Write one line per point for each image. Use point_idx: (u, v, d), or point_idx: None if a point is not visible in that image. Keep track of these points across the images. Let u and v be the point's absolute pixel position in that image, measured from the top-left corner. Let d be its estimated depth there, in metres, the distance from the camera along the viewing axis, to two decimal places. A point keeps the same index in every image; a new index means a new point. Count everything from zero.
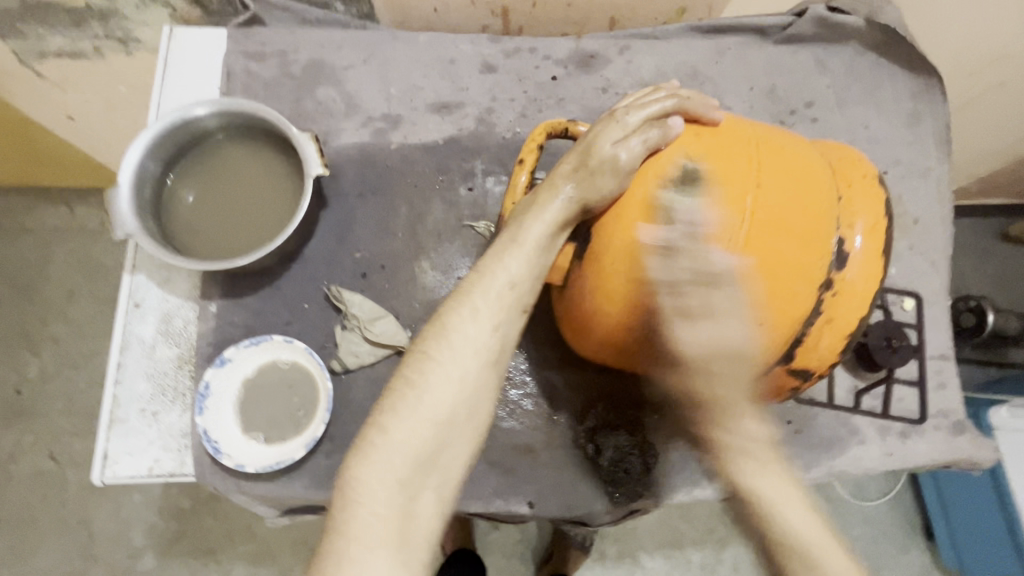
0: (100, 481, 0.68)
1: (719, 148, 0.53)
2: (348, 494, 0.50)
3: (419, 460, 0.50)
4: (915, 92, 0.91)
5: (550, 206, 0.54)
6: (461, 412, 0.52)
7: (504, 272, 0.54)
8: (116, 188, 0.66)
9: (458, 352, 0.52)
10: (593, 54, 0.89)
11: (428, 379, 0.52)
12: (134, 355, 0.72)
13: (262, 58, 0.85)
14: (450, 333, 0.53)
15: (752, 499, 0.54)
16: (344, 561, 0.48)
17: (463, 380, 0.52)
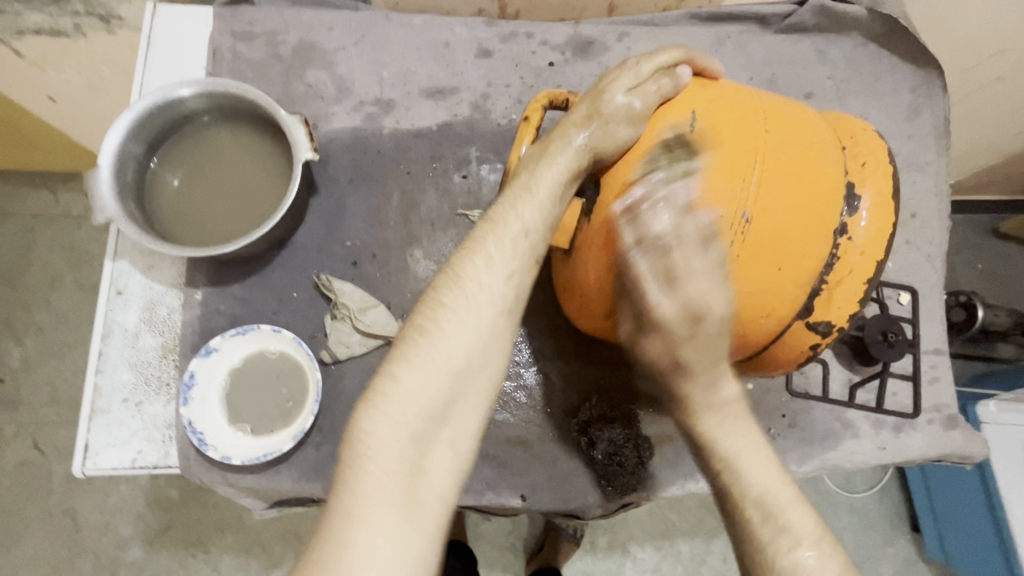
0: (82, 472, 0.66)
1: (721, 117, 0.52)
2: (358, 448, 0.45)
3: (436, 410, 0.47)
4: (916, 84, 0.90)
5: (561, 156, 0.53)
6: (476, 360, 0.49)
7: (518, 219, 0.52)
8: (96, 171, 0.64)
9: (474, 296, 0.50)
10: (591, 40, 0.87)
11: (445, 322, 0.49)
12: (117, 344, 0.70)
13: (249, 38, 0.82)
14: (466, 275, 0.50)
15: (728, 459, 0.54)
16: (348, 523, 0.43)
17: (479, 329, 0.49)
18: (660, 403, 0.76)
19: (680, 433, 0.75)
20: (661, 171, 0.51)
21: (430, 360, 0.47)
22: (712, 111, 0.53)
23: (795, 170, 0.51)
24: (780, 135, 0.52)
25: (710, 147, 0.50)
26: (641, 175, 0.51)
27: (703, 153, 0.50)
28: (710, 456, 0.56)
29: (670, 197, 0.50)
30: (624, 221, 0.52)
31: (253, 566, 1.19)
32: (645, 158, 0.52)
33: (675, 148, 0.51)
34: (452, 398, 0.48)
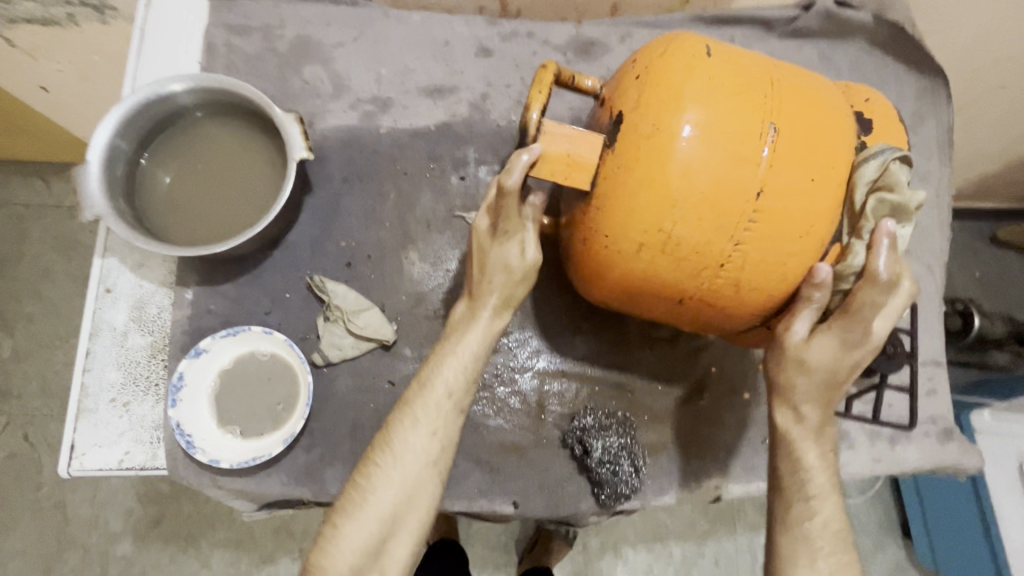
0: (67, 472, 0.65)
1: (736, 86, 0.51)
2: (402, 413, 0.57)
3: (374, 537, 0.53)
4: (920, 93, 0.89)
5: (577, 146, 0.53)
6: (427, 476, 0.55)
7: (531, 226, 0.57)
8: (85, 166, 0.62)
9: (423, 416, 0.56)
10: (593, 41, 0.85)
11: (398, 444, 0.56)
12: (105, 343, 0.69)
13: (245, 32, 0.80)
14: (414, 398, 0.57)
15: (804, 477, 0.56)
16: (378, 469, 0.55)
17: (421, 455, 0.55)
18: (654, 410, 0.76)
19: (674, 441, 0.75)
20: (676, 137, 0.49)
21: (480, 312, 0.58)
22: (726, 76, 0.52)
23: (805, 142, 0.52)
24: (791, 106, 0.52)
25: (728, 118, 0.50)
26: (654, 140, 0.50)
27: (719, 122, 0.50)
28: (788, 467, 0.57)
29: (683, 167, 0.49)
30: (633, 190, 0.51)
31: (243, 562, 1.18)
32: (661, 123, 0.50)
33: (693, 113, 0.49)
34: (397, 523, 0.54)
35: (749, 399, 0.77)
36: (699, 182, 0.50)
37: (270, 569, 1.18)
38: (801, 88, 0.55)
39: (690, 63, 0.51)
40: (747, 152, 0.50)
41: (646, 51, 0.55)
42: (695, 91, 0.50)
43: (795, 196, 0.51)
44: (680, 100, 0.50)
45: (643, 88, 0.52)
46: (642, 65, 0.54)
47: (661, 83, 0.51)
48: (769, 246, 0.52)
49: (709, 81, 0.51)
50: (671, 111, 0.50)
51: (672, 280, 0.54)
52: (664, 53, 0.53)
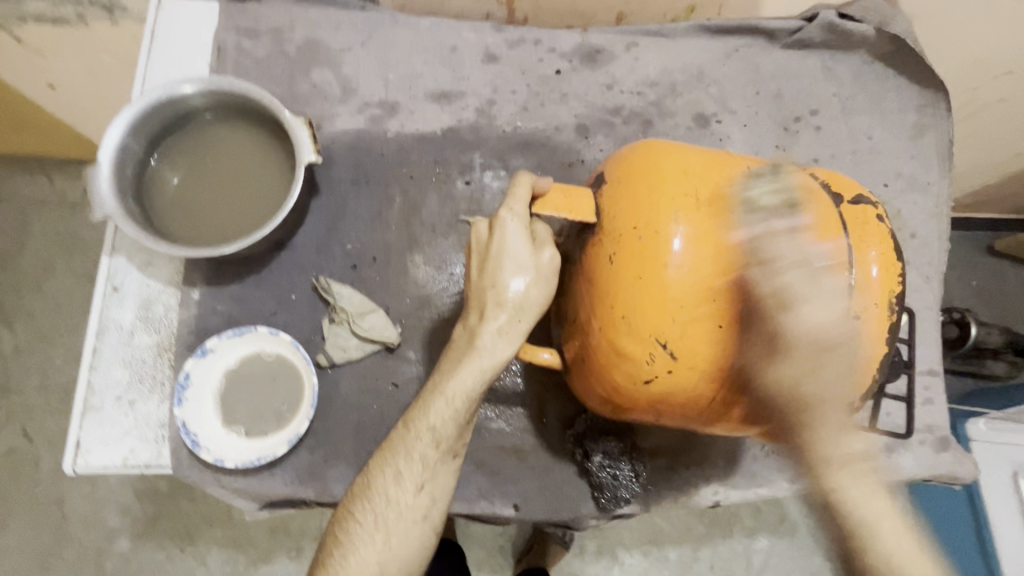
0: (72, 470, 0.66)
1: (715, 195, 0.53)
2: (389, 468, 0.58)
3: None
4: (921, 105, 0.90)
5: (512, 231, 0.55)
6: (414, 529, 0.58)
7: (510, 299, 0.55)
8: (96, 167, 0.63)
9: (406, 470, 0.57)
10: (598, 49, 0.86)
11: (379, 495, 0.58)
12: (112, 341, 0.70)
13: (256, 35, 0.81)
14: (398, 447, 0.58)
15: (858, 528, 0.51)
16: (365, 522, 0.57)
17: (405, 510, 0.57)
18: None
19: (673, 447, 0.75)
20: (665, 253, 0.51)
21: (486, 333, 0.55)
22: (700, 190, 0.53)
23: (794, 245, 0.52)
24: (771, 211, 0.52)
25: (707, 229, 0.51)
26: (645, 257, 0.51)
27: (705, 233, 0.51)
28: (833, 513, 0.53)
29: (675, 281, 0.50)
30: (632, 304, 0.52)
31: (241, 561, 1.19)
32: (649, 241, 0.51)
33: (673, 226, 0.51)
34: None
35: None
36: (693, 295, 0.50)
37: (267, 568, 1.19)
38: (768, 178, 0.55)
39: (668, 176, 0.54)
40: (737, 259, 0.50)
41: (621, 164, 0.58)
42: (677, 205, 0.52)
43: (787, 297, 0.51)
44: (659, 216, 0.52)
45: (624, 205, 0.54)
46: (617, 182, 0.56)
47: (641, 199, 0.53)
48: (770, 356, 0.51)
49: (688, 194, 0.53)
50: (656, 225, 0.52)
51: (688, 390, 0.53)
52: (642, 168, 0.55)
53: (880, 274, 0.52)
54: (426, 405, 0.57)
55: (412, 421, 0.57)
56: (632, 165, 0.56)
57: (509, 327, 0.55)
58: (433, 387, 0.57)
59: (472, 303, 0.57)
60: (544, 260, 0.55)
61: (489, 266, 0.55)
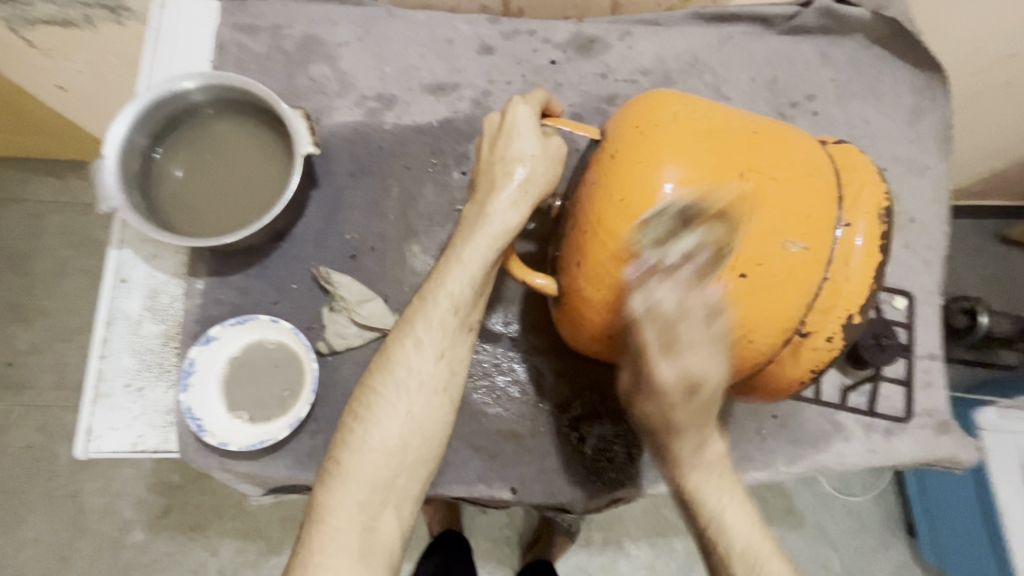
0: (83, 454, 0.68)
1: (716, 147, 0.52)
2: (408, 332, 0.59)
3: (387, 464, 0.56)
4: (918, 89, 0.90)
5: (522, 117, 0.58)
6: (434, 401, 0.59)
7: (522, 172, 0.57)
8: (102, 161, 0.65)
9: (427, 338, 0.58)
10: (593, 39, 0.87)
11: (399, 365, 0.58)
12: (120, 331, 0.72)
13: (255, 32, 0.83)
14: (418, 315, 0.58)
15: (709, 525, 0.59)
16: (381, 393, 0.58)
17: (427, 378, 0.58)
18: None
19: None
20: (655, 197, 0.50)
21: (494, 201, 0.57)
22: (701, 140, 0.52)
23: (782, 203, 0.52)
24: (766, 171, 0.53)
25: (701, 181, 0.51)
26: (633, 199, 0.51)
27: (696, 177, 0.51)
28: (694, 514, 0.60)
29: (663, 228, 0.50)
30: (616, 245, 0.52)
31: (252, 552, 1.22)
32: (639, 183, 0.51)
33: (668, 173, 0.51)
34: (404, 451, 0.57)
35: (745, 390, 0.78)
36: (673, 241, 0.51)
37: (278, 558, 1.21)
38: (772, 138, 0.56)
39: (673, 125, 0.53)
40: (724, 212, 0.51)
41: (628, 111, 0.57)
42: (674, 153, 0.51)
43: (767, 252, 0.52)
44: (656, 161, 0.51)
45: (624, 147, 0.53)
46: (623, 129, 0.55)
47: (639, 144, 0.53)
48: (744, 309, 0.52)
49: (689, 144, 0.52)
50: (650, 170, 0.51)
51: None
52: (649, 116, 0.54)
53: (865, 245, 0.54)
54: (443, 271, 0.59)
55: (430, 287, 0.59)
56: (641, 110, 0.56)
57: (516, 197, 0.57)
58: (451, 254, 0.59)
59: (479, 181, 0.60)
60: (552, 142, 0.59)
61: (499, 144, 0.58)
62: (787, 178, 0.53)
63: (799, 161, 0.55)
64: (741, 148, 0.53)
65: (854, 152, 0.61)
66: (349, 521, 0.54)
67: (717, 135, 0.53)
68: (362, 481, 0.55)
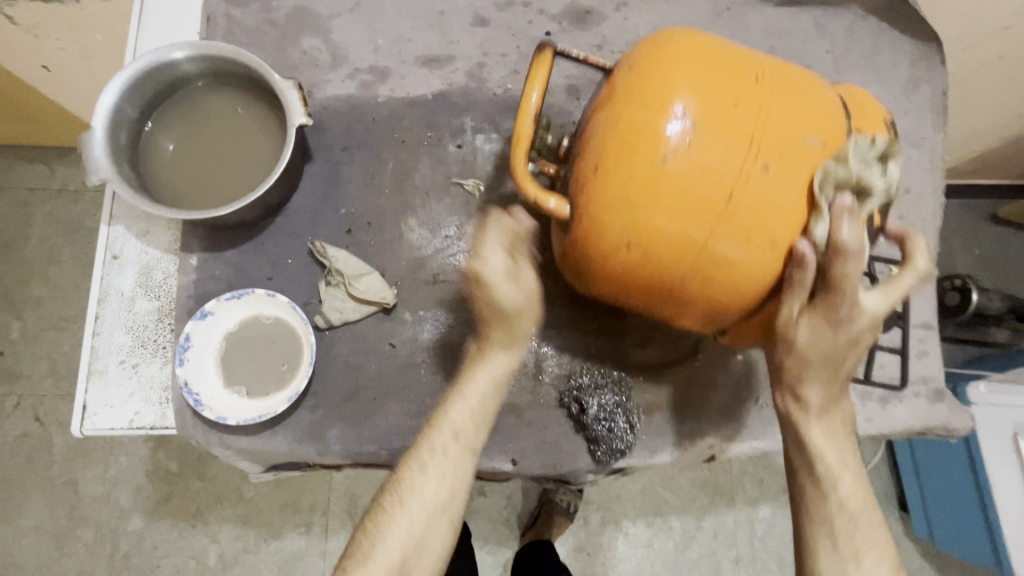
0: (80, 431, 0.68)
1: (722, 70, 0.53)
2: (420, 456, 0.62)
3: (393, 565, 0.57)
4: (915, 59, 0.89)
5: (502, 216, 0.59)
6: (436, 518, 0.60)
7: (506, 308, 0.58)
8: (90, 132, 0.64)
9: (432, 460, 0.61)
10: (589, 10, 0.86)
11: (410, 490, 0.60)
12: (113, 308, 0.71)
13: (244, 3, 0.81)
14: (431, 441, 0.62)
15: (814, 456, 0.58)
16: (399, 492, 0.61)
17: (431, 497, 0.60)
18: (650, 371, 0.77)
19: (669, 402, 0.76)
20: (659, 130, 0.51)
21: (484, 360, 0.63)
22: (708, 75, 0.52)
23: (791, 138, 0.52)
24: (775, 105, 0.52)
25: (707, 113, 0.51)
26: (645, 121, 0.51)
27: (702, 111, 0.51)
28: (800, 452, 0.59)
29: (667, 160, 0.50)
30: (621, 179, 0.52)
31: (251, 537, 1.22)
32: (650, 110, 0.51)
33: (674, 107, 0.51)
34: (409, 563, 0.58)
35: (742, 360, 0.78)
36: (689, 161, 0.50)
37: (277, 543, 1.21)
38: (780, 74, 0.55)
39: (677, 52, 0.53)
40: (737, 129, 0.51)
41: (636, 49, 0.57)
42: (680, 88, 0.51)
43: (785, 163, 0.51)
44: (662, 95, 0.51)
45: (631, 83, 0.53)
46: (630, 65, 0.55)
47: (646, 79, 0.53)
48: (749, 245, 0.52)
49: (696, 68, 0.52)
50: (659, 92, 0.51)
51: (667, 264, 0.54)
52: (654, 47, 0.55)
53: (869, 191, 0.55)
54: (453, 404, 0.63)
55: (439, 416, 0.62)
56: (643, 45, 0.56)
57: (508, 348, 0.62)
58: (457, 395, 0.63)
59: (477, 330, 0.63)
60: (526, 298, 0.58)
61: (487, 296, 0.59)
62: (797, 112, 0.53)
63: (808, 96, 0.54)
64: (749, 82, 0.53)
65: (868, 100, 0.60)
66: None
67: (724, 68, 0.53)
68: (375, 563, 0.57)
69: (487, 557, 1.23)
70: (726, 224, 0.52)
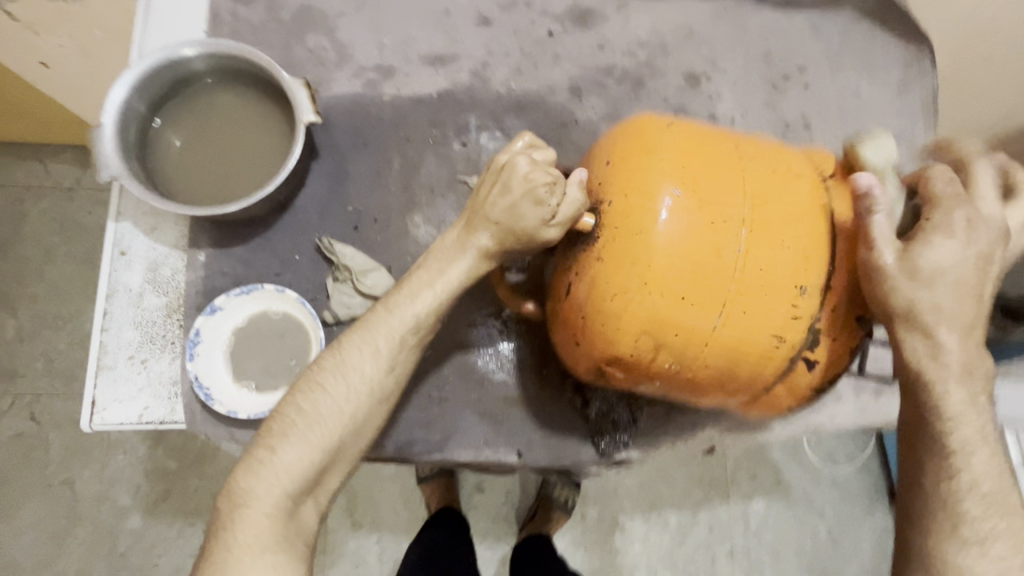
0: (89, 426, 0.68)
1: (698, 158, 0.55)
2: (346, 352, 0.59)
3: (313, 467, 0.55)
4: (906, 61, 0.92)
5: (502, 173, 0.57)
6: (373, 407, 0.59)
7: (500, 215, 0.56)
8: (100, 128, 0.64)
9: (383, 348, 0.58)
10: (590, 11, 0.88)
11: (350, 370, 0.58)
12: (121, 303, 0.71)
13: (250, 2, 0.82)
14: (379, 324, 0.59)
15: (946, 427, 0.54)
16: (323, 382, 0.57)
17: (373, 386, 0.58)
18: None
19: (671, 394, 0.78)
20: (648, 233, 0.53)
21: (473, 243, 0.58)
22: (688, 177, 0.54)
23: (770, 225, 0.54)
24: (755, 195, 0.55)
25: (690, 211, 0.53)
26: (637, 225, 0.53)
27: (683, 211, 0.53)
28: (924, 422, 0.55)
29: (657, 261, 0.52)
30: (617, 283, 0.54)
31: None
32: (635, 213, 0.53)
33: (661, 208, 0.52)
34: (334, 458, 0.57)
35: None
36: (687, 256, 0.53)
37: None
38: (758, 158, 0.57)
39: (653, 148, 0.55)
40: (722, 224, 0.53)
41: (614, 147, 0.58)
42: (662, 192, 0.53)
43: (772, 245, 0.54)
44: (644, 198, 0.53)
45: (615, 182, 0.55)
46: (611, 163, 0.57)
47: (630, 179, 0.54)
48: (745, 330, 0.54)
49: (673, 161, 0.54)
50: (643, 195, 0.53)
51: (672, 354, 0.55)
52: (628, 143, 0.57)
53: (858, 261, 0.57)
54: (412, 292, 0.60)
55: (396, 303, 0.59)
56: (616, 145, 0.57)
57: (486, 257, 0.59)
58: (415, 282, 0.60)
59: (467, 214, 0.60)
60: (552, 172, 0.55)
61: (484, 208, 0.58)
62: (778, 197, 0.55)
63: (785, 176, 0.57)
64: (728, 171, 0.55)
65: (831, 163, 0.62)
66: (282, 485, 0.53)
67: (701, 162, 0.55)
68: (303, 444, 0.55)
69: (486, 552, 1.25)
70: (737, 305, 0.54)
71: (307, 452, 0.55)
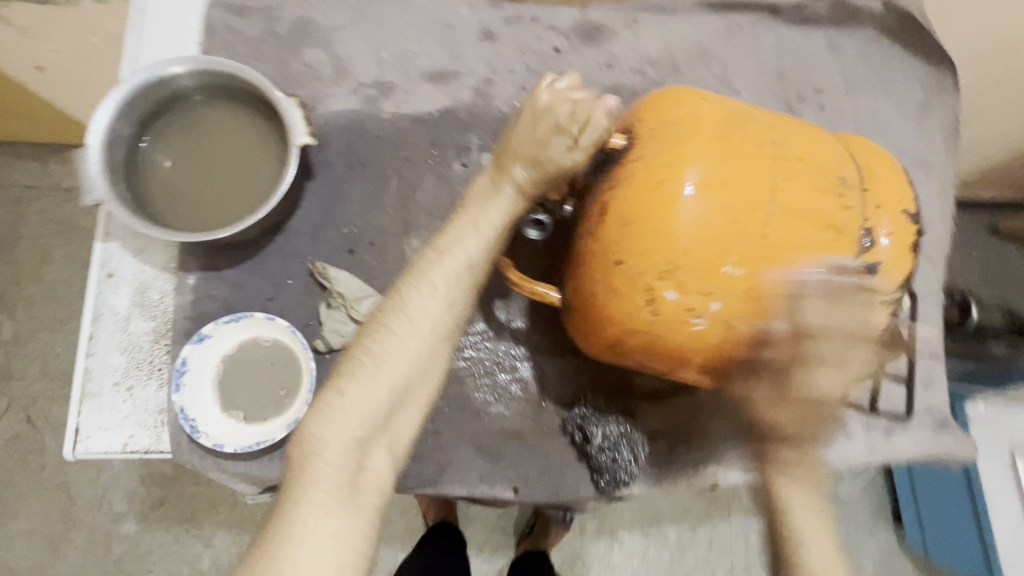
0: (73, 455, 0.66)
1: (730, 134, 0.53)
2: (399, 299, 0.54)
3: (382, 412, 0.51)
4: (927, 83, 0.88)
5: (531, 107, 0.56)
6: (438, 349, 0.54)
7: (532, 149, 0.55)
8: (86, 151, 0.62)
9: (440, 286, 0.53)
10: (599, 26, 0.84)
11: (410, 312, 0.53)
12: (107, 328, 0.69)
13: (245, 14, 0.79)
14: (430, 267, 0.54)
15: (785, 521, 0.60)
16: (382, 327, 0.53)
17: (436, 326, 0.53)
18: (656, 400, 0.76)
19: (671, 432, 0.75)
20: (679, 194, 0.51)
21: (508, 178, 0.55)
22: (721, 141, 0.53)
23: (805, 195, 0.53)
24: (791, 161, 0.54)
25: (722, 178, 0.52)
26: (662, 197, 0.52)
27: (717, 177, 0.51)
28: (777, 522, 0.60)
29: (687, 223, 0.51)
30: (642, 242, 0.52)
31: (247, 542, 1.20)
32: (666, 174, 0.52)
33: (693, 171, 0.51)
34: (403, 400, 0.52)
35: None
36: (716, 229, 0.51)
37: None
38: (795, 129, 0.57)
39: (687, 124, 0.54)
40: (756, 188, 0.52)
41: (649, 108, 0.58)
42: (695, 155, 0.52)
43: (801, 214, 0.53)
44: (677, 161, 0.52)
45: (649, 143, 0.54)
46: (647, 124, 0.56)
47: (665, 142, 0.53)
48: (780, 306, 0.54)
49: (707, 135, 0.53)
50: (671, 167, 0.52)
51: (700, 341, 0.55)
52: (656, 117, 0.56)
53: (886, 243, 0.57)
54: (458, 233, 0.55)
55: (445, 244, 0.54)
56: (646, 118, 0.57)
57: (527, 186, 0.55)
58: (460, 225, 0.56)
59: (495, 156, 0.57)
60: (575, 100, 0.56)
61: (511, 147, 0.55)
62: (812, 165, 0.54)
63: (819, 146, 0.56)
64: (762, 138, 0.54)
65: (878, 155, 0.63)
66: (352, 429, 0.50)
67: (733, 126, 0.54)
68: (367, 389, 0.51)
69: (482, 565, 1.22)
70: (767, 275, 0.52)
71: (375, 394, 0.50)
